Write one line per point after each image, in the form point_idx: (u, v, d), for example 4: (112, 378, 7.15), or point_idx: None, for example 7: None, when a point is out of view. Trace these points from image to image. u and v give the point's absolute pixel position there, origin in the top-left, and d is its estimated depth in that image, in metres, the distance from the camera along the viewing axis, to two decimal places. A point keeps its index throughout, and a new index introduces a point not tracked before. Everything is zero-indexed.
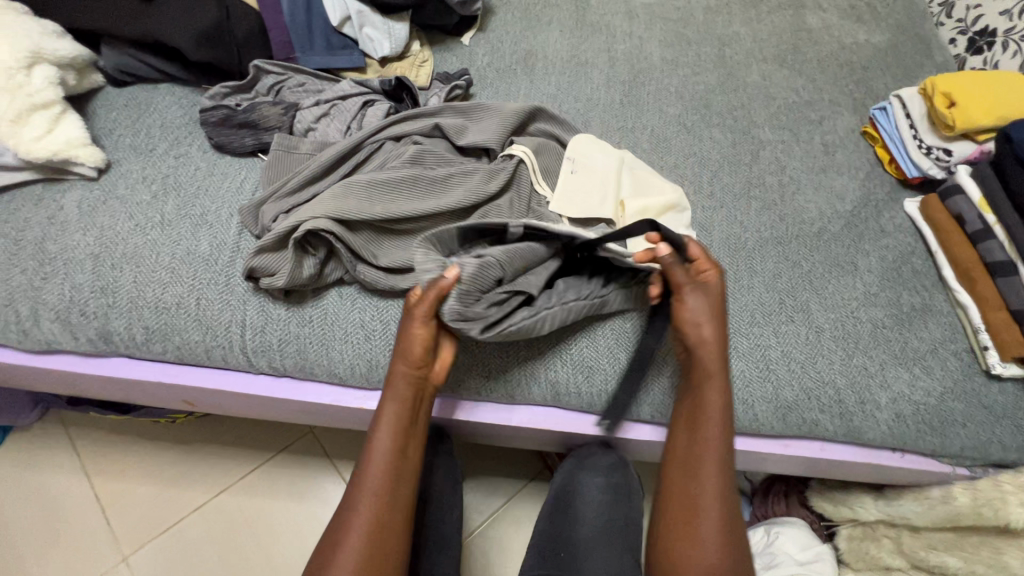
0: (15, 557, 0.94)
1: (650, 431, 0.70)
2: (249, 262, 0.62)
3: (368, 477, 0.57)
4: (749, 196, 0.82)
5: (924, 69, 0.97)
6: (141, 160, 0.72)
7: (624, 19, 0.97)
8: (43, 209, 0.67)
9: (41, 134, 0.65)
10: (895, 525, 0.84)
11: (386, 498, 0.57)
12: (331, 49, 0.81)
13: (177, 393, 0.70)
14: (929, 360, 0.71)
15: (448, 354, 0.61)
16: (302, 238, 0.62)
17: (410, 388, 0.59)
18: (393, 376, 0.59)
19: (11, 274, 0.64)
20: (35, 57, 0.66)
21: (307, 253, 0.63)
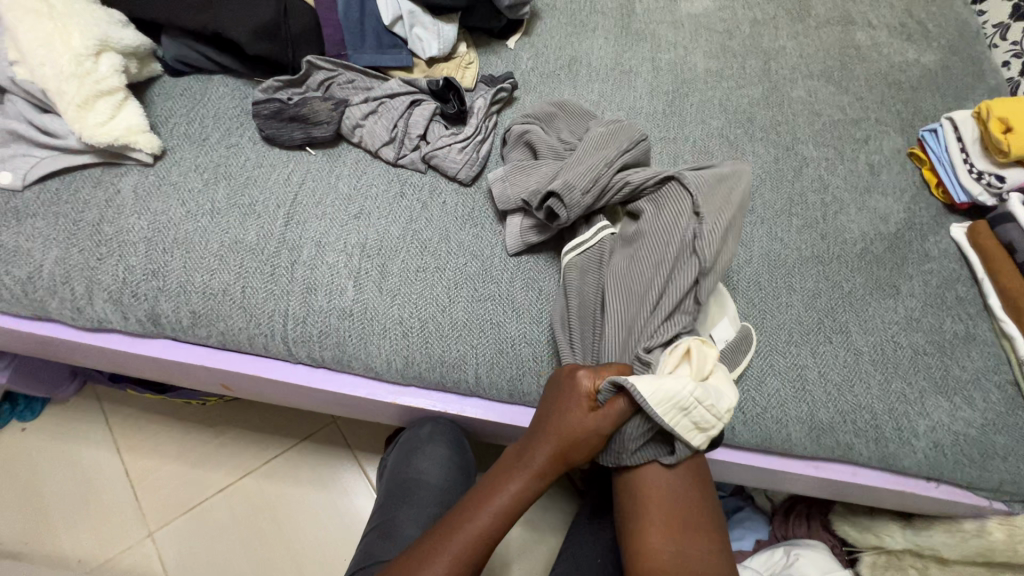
0: (49, 525, 0.97)
1: (707, 450, 0.70)
2: (366, 235, 0.70)
3: (468, 518, 0.58)
4: (791, 213, 0.81)
5: (975, 91, 0.95)
6: (195, 149, 0.74)
7: (669, 29, 0.97)
8: (101, 191, 0.69)
9: (104, 119, 0.67)
10: (923, 555, 0.82)
11: (481, 536, 0.57)
12: (382, 48, 0.82)
13: (215, 376, 0.72)
14: (971, 390, 0.70)
15: (599, 427, 0.56)
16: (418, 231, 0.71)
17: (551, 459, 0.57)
18: (542, 437, 0.58)
19: (69, 252, 0.66)
20: (102, 45, 0.68)
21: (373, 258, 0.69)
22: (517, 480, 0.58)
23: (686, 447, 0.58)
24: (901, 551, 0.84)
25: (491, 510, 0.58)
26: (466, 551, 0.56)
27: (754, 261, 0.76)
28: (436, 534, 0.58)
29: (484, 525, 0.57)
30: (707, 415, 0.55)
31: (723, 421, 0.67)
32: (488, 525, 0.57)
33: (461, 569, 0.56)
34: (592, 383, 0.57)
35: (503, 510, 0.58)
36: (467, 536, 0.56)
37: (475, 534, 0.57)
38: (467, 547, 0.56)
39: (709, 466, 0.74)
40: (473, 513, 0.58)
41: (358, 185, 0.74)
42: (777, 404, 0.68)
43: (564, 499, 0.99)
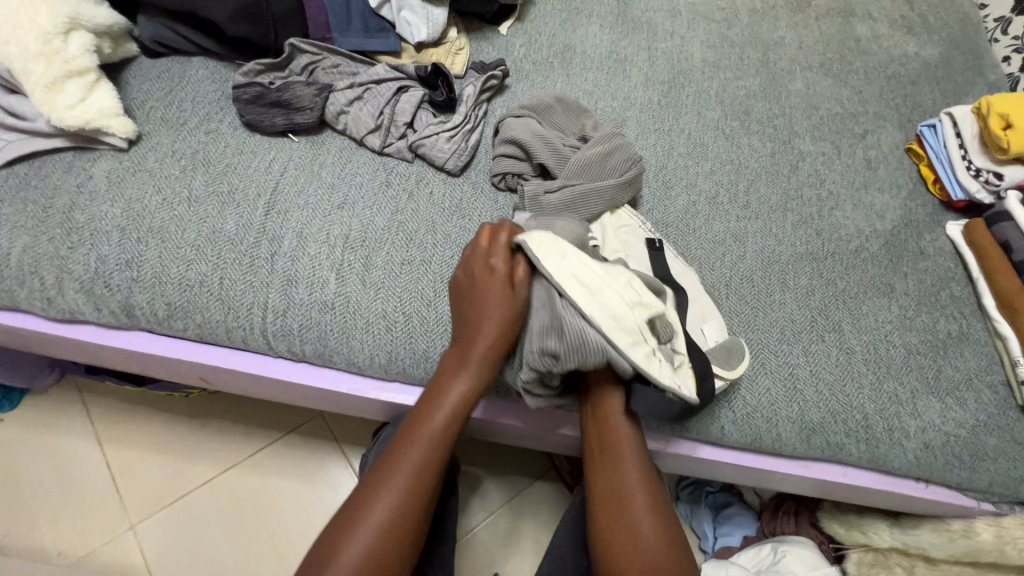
0: (27, 518, 0.95)
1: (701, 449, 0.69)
2: (350, 227, 0.68)
3: (417, 438, 0.56)
4: (786, 208, 0.79)
5: (975, 86, 0.93)
6: (172, 134, 0.71)
7: (667, 17, 0.95)
8: (73, 176, 0.67)
9: (75, 102, 0.64)
10: (909, 554, 0.82)
11: (435, 443, 0.56)
12: (369, 32, 0.79)
13: (193, 370, 0.70)
14: (963, 391, 0.69)
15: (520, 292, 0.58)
16: (405, 221, 0.69)
17: (489, 345, 0.58)
18: (475, 329, 0.58)
19: (39, 240, 0.64)
20: (72, 23, 0.65)
21: (357, 250, 0.67)
22: (457, 382, 0.58)
23: (577, 316, 0.55)
24: (887, 549, 0.83)
25: (444, 414, 0.57)
26: (424, 459, 0.55)
27: (748, 257, 0.75)
28: (393, 452, 0.56)
29: (439, 427, 0.56)
30: (587, 268, 0.57)
31: (711, 418, 0.66)
32: (435, 443, 0.56)
33: (426, 487, 0.55)
34: (506, 265, 0.59)
35: (445, 430, 0.57)
36: (423, 445, 0.56)
37: (423, 456, 0.55)
38: (425, 452, 0.56)
39: (698, 465, 0.73)
40: (425, 424, 0.56)
41: (342, 174, 0.71)
42: (768, 403, 0.67)
43: (553, 496, 0.98)
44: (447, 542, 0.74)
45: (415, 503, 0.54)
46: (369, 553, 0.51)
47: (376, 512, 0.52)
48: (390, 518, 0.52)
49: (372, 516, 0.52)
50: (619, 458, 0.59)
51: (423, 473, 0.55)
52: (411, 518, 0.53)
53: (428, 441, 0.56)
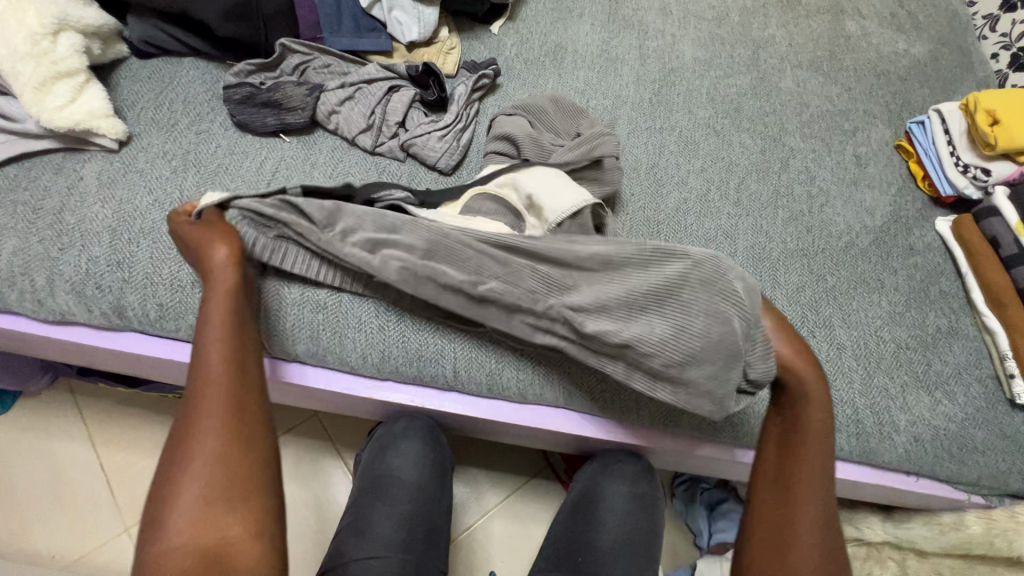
0: (20, 521, 0.95)
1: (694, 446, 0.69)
2: None
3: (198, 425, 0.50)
4: (777, 205, 0.80)
5: (963, 83, 0.94)
6: (163, 135, 0.71)
7: (658, 16, 0.95)
8: (63, 178, 0.66)
9: (64, 103, 0.64)
10: (901, 547, 0.82)
11: (223, 433, 0.50)
12: (360, 31, 0.79)
13: (186, 371, 0.69)
14: (952, 385, 0.69)
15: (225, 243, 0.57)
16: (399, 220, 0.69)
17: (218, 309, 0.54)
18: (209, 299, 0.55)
19: (29, 242, 0.64)
20: (61, 24, 0.65)
21: None
22: (203, 360, 0.52)
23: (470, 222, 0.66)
24: (879, 543, 0.84)
25: (205, 396, 0.51)
26: (211, 453, 0.49)
27: (739, 254, 0.75)
28: (174, 448, 0.49)
29: (215, 413, 0.50)
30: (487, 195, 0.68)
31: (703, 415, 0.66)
32: (223, 398, 0.51)
33: (212, 486, 0.48)
34: (231, 230, 0.59)
35: (223, 390, 0.51)
36: (207, 435, 0.49)
37: (207, 431, 0.49)
38: (212, 449, 0.49)
39: (692, 460, 0.73)
40: (193, 412, 0.50)
41: (334, 174, 0.72)
42: (758, 398, 0.67)
43: (549, 494, 0.98)
44: (441, 540, 0.74)
45: (228, 482, 0.49)
46: (190, 551, 0.46)
47: (182, 505, 0.47)
48: (197, 506, 0.47)
49: (180, 511, 0.47)
50: (801, 460, 0.57)
51: (217, 472, 0.48)
52: (220, 500, 0.48)
53: (219, 400, 0.51)
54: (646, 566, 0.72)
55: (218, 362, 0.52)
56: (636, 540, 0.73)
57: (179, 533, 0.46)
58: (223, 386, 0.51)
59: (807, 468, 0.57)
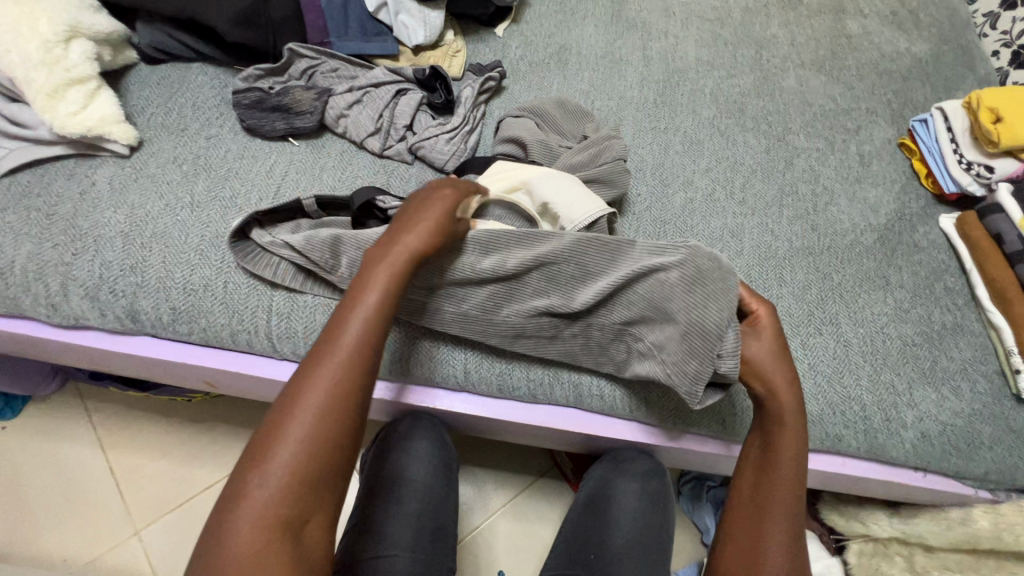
0: (32, 525, 0.95)
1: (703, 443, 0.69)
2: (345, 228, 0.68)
3: (316, 386, 0.46)
4: (781, 204, 0.80)
5: (965, 81, 0.95)
6: (173, 140, 0.72)
7: (661, 17, 0.96)
8: (75, 184, 0.67)
9: (76, 109, 0.65)
10: (908, 543, 0.83)
11: (336, 405, 0.46)
12: (366, 35, 0.80)
13: (198, 374, 0.70)
14: (958, 381, 0.70)
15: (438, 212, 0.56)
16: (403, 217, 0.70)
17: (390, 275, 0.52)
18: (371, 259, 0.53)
19: (43, 248, 0.64)
20: (73, 31, 0.66)
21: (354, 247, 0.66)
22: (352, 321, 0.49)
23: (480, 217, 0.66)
24: (886, 539, 0.85)
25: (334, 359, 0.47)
26: (325, 425, 0.45)
27: (745, 253, 0.76)
28: (283, 406, 0.46)
29: (345, 379, 0.47)
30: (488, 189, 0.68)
31: (713, 413, 0.67)
32: (343, 367, 0.47)
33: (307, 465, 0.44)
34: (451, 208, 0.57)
35: (344, 365, 0.47)
36: (327, 400, 0.46)
37: (321, 399, 0.46)
38: (325, 420, 0.45)
39: (700, 458, 0.74)
40: (317, 371, 0.47)
41: (343, 177, 0.72)
42: None
43: (557, 493, 0.99)
44: (451, 539, 0.75)
45: (320, 467, 0.45)
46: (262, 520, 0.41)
47: (274, 466, 0.43)
48: (279, 474, 0.43)
49: (269, 472, 0.43)
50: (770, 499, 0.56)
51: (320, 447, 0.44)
52: (310, 475, 0.44)
53: (336, 368, 0.47)
54: (658, 563, 0.72)
55: (366, 332, 0.49)
56: (646, 536, 0.74)
57: (257, 509, 0.42)
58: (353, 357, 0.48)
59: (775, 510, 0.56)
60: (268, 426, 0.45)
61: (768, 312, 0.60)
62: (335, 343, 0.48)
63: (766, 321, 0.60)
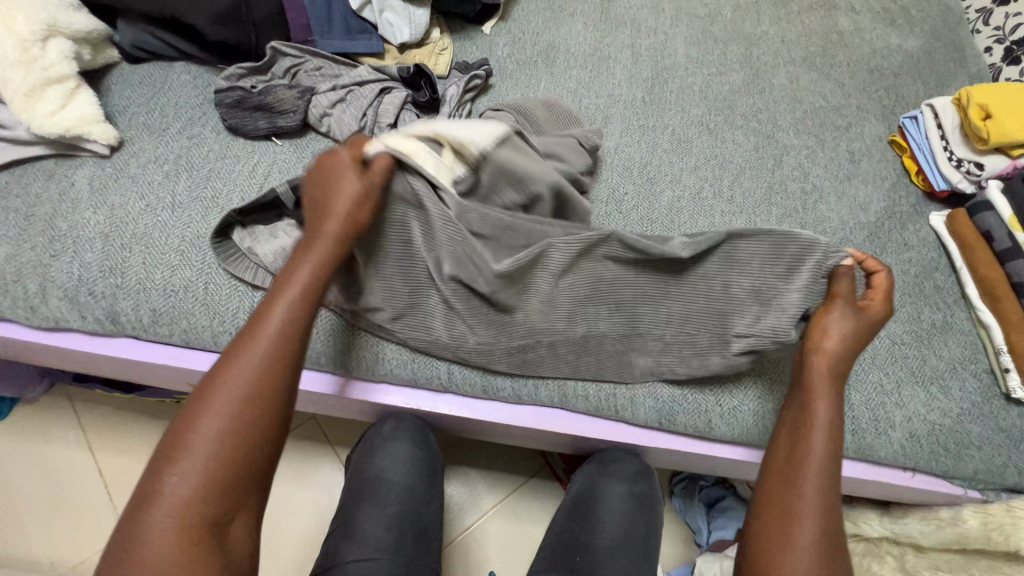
0: (20, 527, 0.95)
1: (687, 443, 0.69)
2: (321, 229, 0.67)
3: (220, 394, 0.44)
4: (770, 202, 0.80)
5: (956, 78, 0.94)
6: (155, 140, 0.71)
7: (650, 14, 0.95)
8: (55, 184, 0.66)
9: (54, 109, 0.64)
10: (899, 543, 0.82)
11: (243, 415, 0.44)
12: (350, 33, 0.79)
13: (180, 375, 0.69)
14: (947, 380, 0.69)
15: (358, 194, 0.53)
16: None
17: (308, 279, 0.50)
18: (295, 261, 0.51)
19: (21, 249, 0.63)
20: (51, 30, 0.65)
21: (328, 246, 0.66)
22: (267, 326, 0.47)
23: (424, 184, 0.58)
24: (878, 538, 0.84)
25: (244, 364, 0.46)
26: (226, 441, 0.43)
27: None
28: (187, 415, 0.44)
29: (250, 389, 0.45)
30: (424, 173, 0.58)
31: (698, 413, 0.66)
32: (254, 376, 0.45)
33: (209, 491, 0.42)
34: (365, 185, 0.53)
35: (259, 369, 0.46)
36: (230, 412, 0.44)
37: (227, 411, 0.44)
38: (228, 439, 0.43)
39: (687, 459, 0.73)
40: (223, 378, 0.45)
41: None
42: (753, 395, 0.67)
43: (547, 493, 0.98)
44: (435, 541, 0.74)
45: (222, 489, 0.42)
46: (185, 527, 0.40)
47: (187, 474, 0.41)
48: (188, 475, 0.41)
49: (179, 480, 0.41)
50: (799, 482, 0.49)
51: (221, 465, 0.42)
52: (232, 480, 0.43)
53: (244, 377, 0.45)
54: (644, 566, 0.71)
55: (279, 340, 0.47)
56: (632, 539, 0.73)
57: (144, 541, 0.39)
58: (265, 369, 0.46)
59: (811, 497, 0.48)
60: (174, 438, 0.43)
61: (886, 277, 0.58)
62: (247, 337, 0.47)
63: (877, 299, 0.57)
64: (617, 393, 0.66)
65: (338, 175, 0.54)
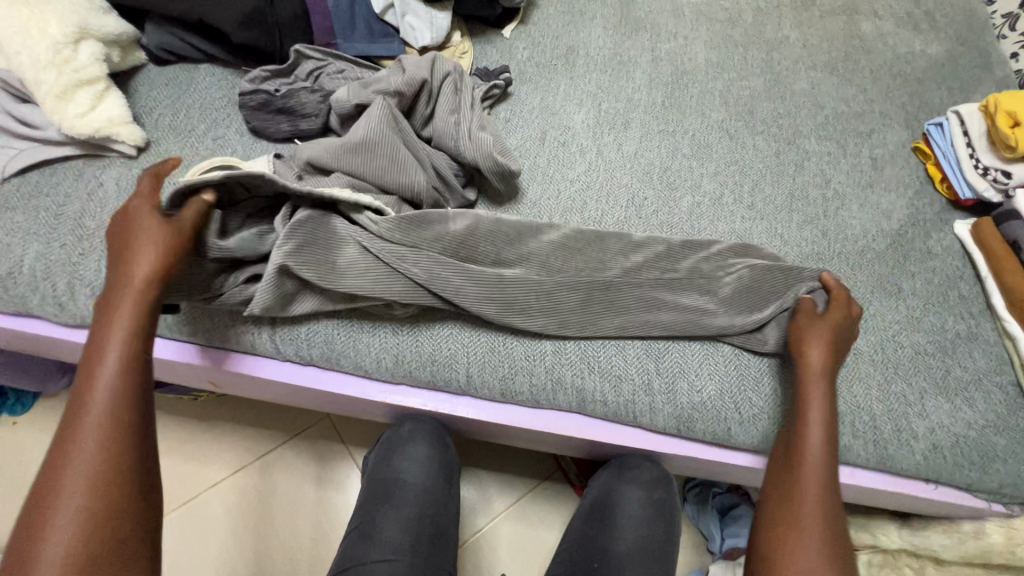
0: None
1: (705, 450, 0.68)
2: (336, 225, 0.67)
3: (76, 445, 0.47)
4: (791, 208, 0.79)
5: (982, 83, 0.93)
6: (181, 141, 0.72)
7: (670, 18, 0.95)
8: (84, 184, 0.68)
9: (84, 110, 0.65)
10: (919, 555, 0.81)
11: (102, 456, 0.47)
12: (373, 36, 0.80)
13: (202, 373, 0.70)
14: (972, 391, 0.68)
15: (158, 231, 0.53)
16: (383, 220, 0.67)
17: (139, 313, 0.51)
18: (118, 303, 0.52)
19: (50, 247, 0.65)
20: (82, 33, 0.66)
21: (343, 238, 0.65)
22: (102, 372, 0.49)
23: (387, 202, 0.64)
24: (897, 550, 0.83)
25: (95, 413, 0.48)
26: (89, 483, 0.46)
27: None
28: (49, 472, 0.47)
29: (99, 435, 0.47)
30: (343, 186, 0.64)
31: (717, 420, 0.65)
32: (94, 421, 0.48)
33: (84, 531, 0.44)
34: (156, 210, 0.55)
35: (109, 411, 0.48)
36: (88, 457, 0.46)
37: (83, 455, 0.46)
38: (81, 485, 0.46)
39: (705, 466, 0.73)
40: (77, 430, 0.47)
41: None
42: (775, 404, 0.66)
43: (560, 497, 0.98)
44: (450, 543, 0.74)
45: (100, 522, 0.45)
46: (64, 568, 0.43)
47: (62, 517, 0.44)
48: (64, 524, 0.44)
49: (57, 527, 0.44)
50: (803, 480, 0.55)
51: (91, 505, 0.45)
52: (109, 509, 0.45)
53: (87, 426, 0.47)
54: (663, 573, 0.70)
55: (120, 379, 0.49)
56: (649, 546, 0.73)
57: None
58: (107, 414, 0.48)
59: (809, 491, 0.54)
60: (40, 490, 0.45)
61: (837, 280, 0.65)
62: (93, 386, 0.49)
63: (839, 307, 0.63)
64: (637, 399, 0.65)
65: (139, 214, 0.54)
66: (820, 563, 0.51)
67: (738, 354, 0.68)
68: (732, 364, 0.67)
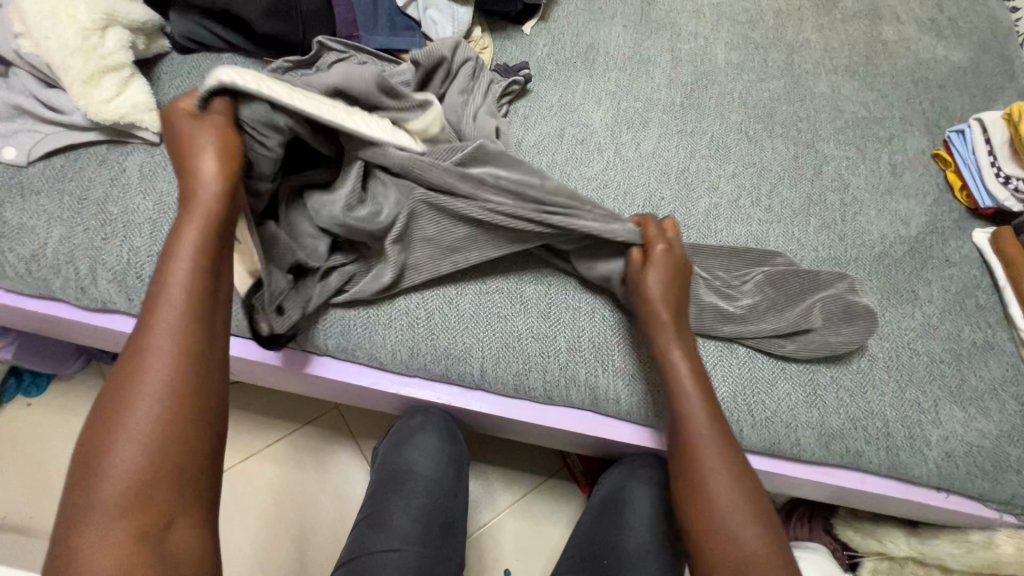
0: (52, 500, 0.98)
1: None
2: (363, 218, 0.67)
3: (139, 384, 0.44)
4: (808, 213, 0.79)
5: (1004, 92, 0.92)
6: None
7: (690, 18, 0.94)
8: (107, 169, 0.68)
9: (111, 96, 0.66)
10: (926, 564, 0.81)
11: (167, 390, 0.44)
12: (394, 30, 0.80)
13: None
14: (987, 401, 0.68)
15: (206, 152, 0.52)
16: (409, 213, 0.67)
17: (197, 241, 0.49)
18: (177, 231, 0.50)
19: (74, 231, 0.65)
20: (110, 19, 0.67)
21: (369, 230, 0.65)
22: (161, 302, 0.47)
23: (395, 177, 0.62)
24: (904, 558, 0.83)
25: (158, 347, 0.45)
26: (153, 423, 0.43)
27: None
28: (102, 419, 0.44)
29: (165, 370, 0.45)
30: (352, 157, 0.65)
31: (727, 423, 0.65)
32: (160, 357, 0.45)
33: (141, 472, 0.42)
34: (223, 131, 0.53)
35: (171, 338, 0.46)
36: (151, 396, 0.44)
37: (143, 394, 0.44)
38: (143, 423, 0.43)
39: None
40: (138, 369, 0.45)
41: None
42: (788, 408, 0.66)
43: (566, 495, 0.99)
44: (458, 535, 0.74)
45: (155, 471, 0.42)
46: (120, 510, 0.41)
47: (118, 461, 0.42)
48: (122, 469, 0.41)
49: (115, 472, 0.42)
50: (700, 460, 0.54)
51: (153, 444, 0.43)
52: (164, 456, 0.43)
53: (153, 362, 0.45)
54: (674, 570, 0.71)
55: (179, 310, 0.47)
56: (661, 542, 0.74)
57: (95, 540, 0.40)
58: (171, 348, 0.45)
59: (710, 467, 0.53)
60: (98, 431, 0.43)
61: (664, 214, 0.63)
62: (148, 323, 0.46)
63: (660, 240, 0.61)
64: (648, 398, 0.65)
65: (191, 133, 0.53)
66: (746, 524, 0.51)
67: (752, 357, 0.68)
68: (745, 367, 0.67)
